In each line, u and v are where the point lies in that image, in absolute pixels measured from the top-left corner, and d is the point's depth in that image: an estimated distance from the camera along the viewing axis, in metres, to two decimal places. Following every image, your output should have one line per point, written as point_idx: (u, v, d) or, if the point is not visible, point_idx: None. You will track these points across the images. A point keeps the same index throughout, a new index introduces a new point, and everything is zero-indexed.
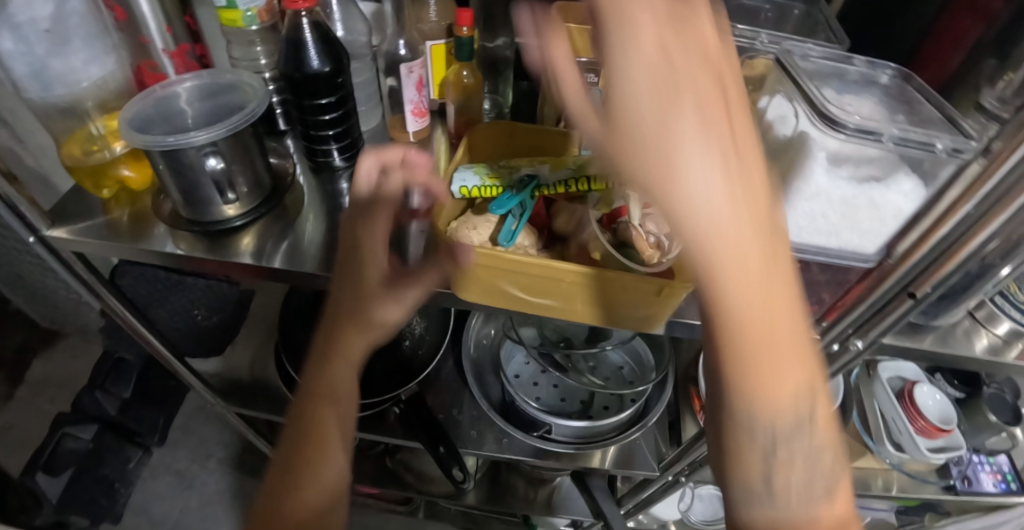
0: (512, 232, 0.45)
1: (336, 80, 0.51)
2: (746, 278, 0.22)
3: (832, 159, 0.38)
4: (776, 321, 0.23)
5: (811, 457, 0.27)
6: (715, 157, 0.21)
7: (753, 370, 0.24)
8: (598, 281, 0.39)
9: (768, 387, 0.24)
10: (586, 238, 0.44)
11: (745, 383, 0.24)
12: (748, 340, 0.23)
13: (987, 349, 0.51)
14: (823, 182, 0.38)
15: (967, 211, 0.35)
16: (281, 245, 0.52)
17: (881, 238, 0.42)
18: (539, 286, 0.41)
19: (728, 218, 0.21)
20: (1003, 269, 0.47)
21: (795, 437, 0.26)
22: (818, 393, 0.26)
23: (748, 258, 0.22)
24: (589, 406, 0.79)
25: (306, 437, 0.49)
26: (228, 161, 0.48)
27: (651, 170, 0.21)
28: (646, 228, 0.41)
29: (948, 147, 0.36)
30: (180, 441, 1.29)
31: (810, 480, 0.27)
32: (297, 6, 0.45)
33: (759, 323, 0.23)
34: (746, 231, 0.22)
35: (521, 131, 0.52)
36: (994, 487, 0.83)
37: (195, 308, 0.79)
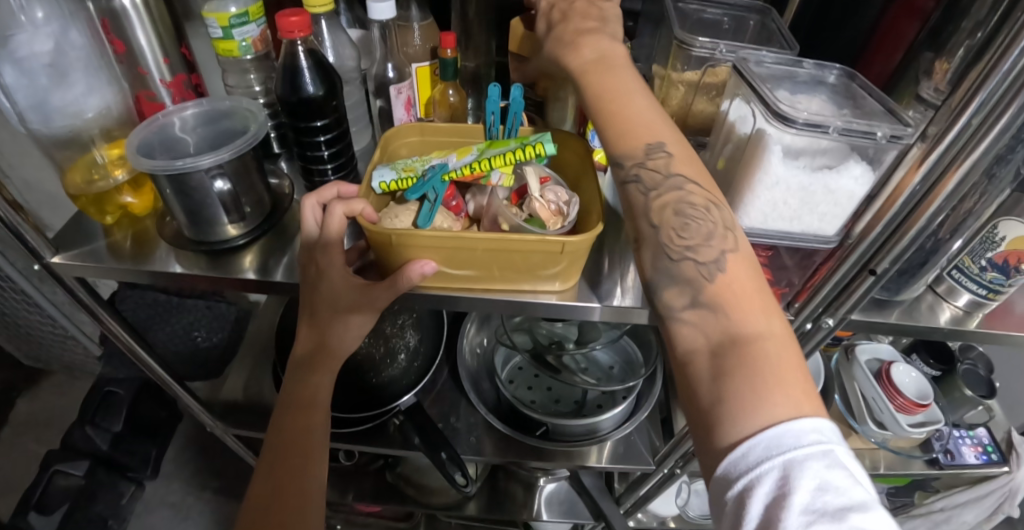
0: (430, 213, 0.47)
1: (330, 103, 0.54)
2: (597, 64, 0.44)
3: (788, 151, 0.41)
4: (623, 86, 0.43)
5: (688, 218, 0.38)
6: (575, 21, 0.47)
7: (616, 117, 0.42)
8: (507, 248, 0.43)
9: (629, 132, 0.41)
10: (497, 213, 0.47)
11: (611, 123, 0.42)
12: (605, 95, 0.42)
13: (951, 320, 0.55)
14: (781, 172, 0.41)
15: (913, 190, 0.41)
16: (282, 259, 0.55)
17: (840, 222, 0.45)
18: (458, 259, 0.45)
19: (578, 36, 0.46)
20: (953, 242, 0.52)
21: (667, 190, 0.39)
22: (677, 158, 0.40)
23: (595, 56, 0.44)
24: (582, 406, 0.80)
25: (287, 438, 0.56)
26: (233, 182, 0.51)
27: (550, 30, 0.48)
28: (546, 198, 0.48)
29: (887, 135, 0.39)
30: (173, 473, 1.23)
31: (700, 242, 0.37)
32: (293, 36, 0.49)
33: (609, 85, 0.43)
34: (592, 40, 0.45)
35: (438, 131, 0.54)
36: (976, 458, 0.88)
37: (194, 329, 0.85)
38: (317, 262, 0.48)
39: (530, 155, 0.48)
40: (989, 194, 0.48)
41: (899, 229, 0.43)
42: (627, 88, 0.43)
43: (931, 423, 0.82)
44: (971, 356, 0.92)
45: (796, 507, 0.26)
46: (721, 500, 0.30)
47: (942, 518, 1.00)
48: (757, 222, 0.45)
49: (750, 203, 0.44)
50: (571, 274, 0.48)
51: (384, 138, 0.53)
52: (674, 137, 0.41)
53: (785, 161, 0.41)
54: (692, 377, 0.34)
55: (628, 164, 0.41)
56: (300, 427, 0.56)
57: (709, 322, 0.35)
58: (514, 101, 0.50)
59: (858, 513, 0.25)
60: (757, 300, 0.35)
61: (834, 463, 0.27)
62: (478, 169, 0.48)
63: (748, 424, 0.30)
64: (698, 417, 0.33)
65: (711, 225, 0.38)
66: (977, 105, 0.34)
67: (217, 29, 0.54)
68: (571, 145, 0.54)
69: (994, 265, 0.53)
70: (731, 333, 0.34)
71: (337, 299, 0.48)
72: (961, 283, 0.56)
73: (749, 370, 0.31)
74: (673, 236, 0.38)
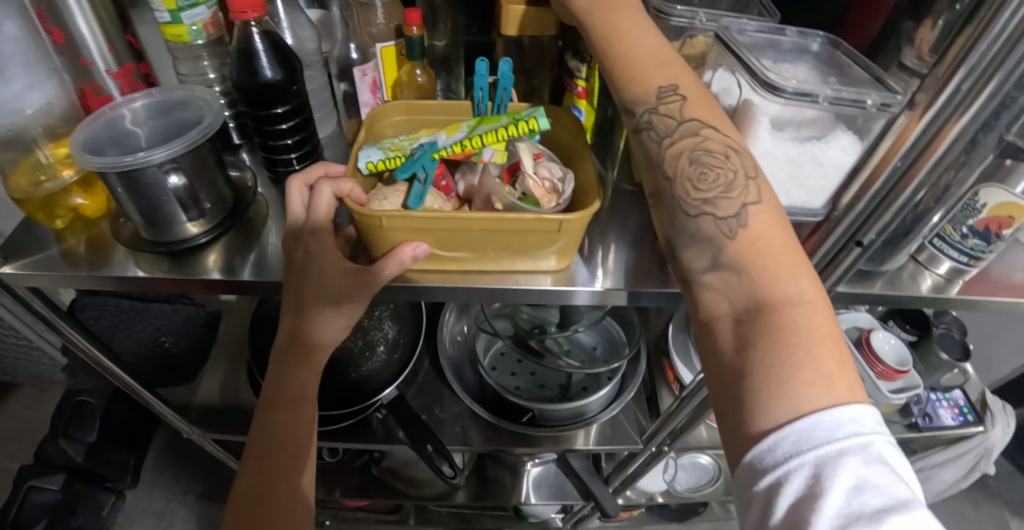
0: (421, 194, 0.43)
1: (292, 88, 0.51)
2: (589, 17, 0.41)
3: (775, 124, 0.41)
4: (624, 27, 0.40)
5: (699, 157, 0.35)
6: None
7: (622, 63, 0.39)
8: (503, 230, 0.41)
9: (638, 76, 0.38)
10: (490, 192, 0.44)
11: (619, 71, 0.39)
12: (608, 37, 0.39)
13: (933, 288, 0.56)
14: (769, 144, 0.41)
15: (895, 165, 0.41)
16: (248, 257, 0.52)
17: (826, 193, 0.45)
18: (451, 240, 0.43)
19: None
20: (934, 212, 0.52)
21: (683, 128, 0.36)
22: (684, 96, 0.37)
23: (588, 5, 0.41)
24: (567, 389, 0.78)
25: (274, 438, 0.53)
26: (190, 177, 0.48)
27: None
28: (540, 175, 0.44)
29: (876, 102, 0.39)
30: (154, 480, 1.20)
31: (724, 189, 0.34)
32: (246, 17, 0.46)
33: (605, 30, 0.40)
34: None
35: (424, 108, 0.51)
36: (953, 420, 0.91)
37: (161, 334, 0.82)
38: (306, 246, 0.45)
39: (523, 131, 0.45)
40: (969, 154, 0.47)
41: (881, 202, 0.43)
42: (638, 34, 0.40)
43: (911, 388, 0.82)
44: (946, 320, 0.94)
45: (829, 511, 0.22)
46: (749, 496, 0.26)
47: (922, 478, 1.02)
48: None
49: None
50: (567, 253, 0.45)
51: (369, 117, 0.49)
52: (687, 77, 0.38)
53: (770, 133, 0.41)
54: (715, 355, 0.30)
55: (638, 111, 0.38)
56: (288, 430, 0.54)
57: (732, 284, 0.31)
58: (503, 75, 0.47)
59: (897, 514, 0.21)
60: (786, 259, 0.31)
61: (872, 459, 0.24)
62: (468, 146, 0.44)
63: (777, 413, 0.26)
64: (721, 408, 0.29)
65: (742, 172, 0.34)
66: (967, 71, 0.34)
67: (164, 13, 0.50)
68: (561, 121, 0.50)
69: (975, 231, 0.54)
70: (763, 296, 0.29)
71: (327, 287, 0.45)
72: (942, 250, 0.56)
73: (776, 347, 0.27)
74: (690, 188, 0.34)
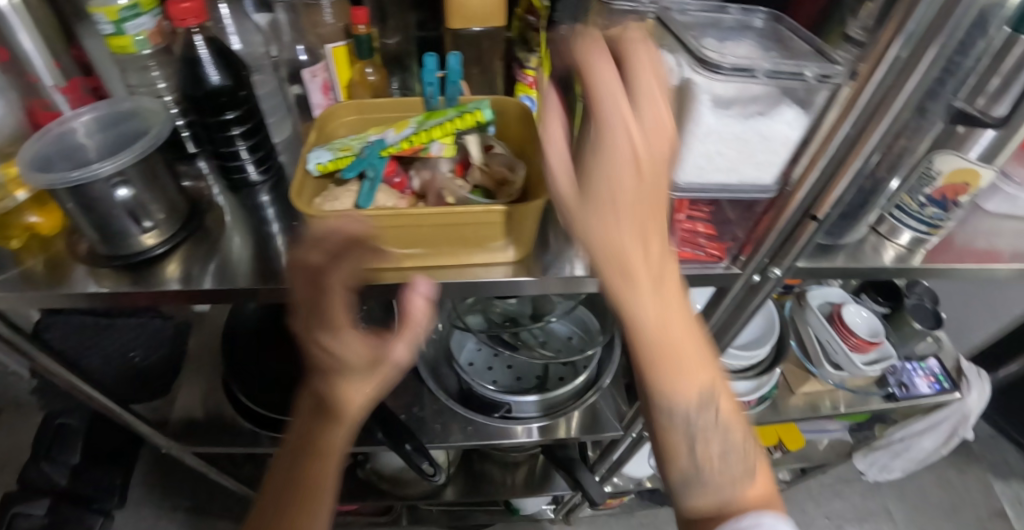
0: (371, 191, 0.43)
1: (240, 94, 0.50)
2: (645, 311, 0.30)
3: (717, 103, 0.39)
4: (671, 317, 0.31)
5: (720, 438, 0.35)
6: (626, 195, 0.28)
7: (667, 365, 0.32)
8: (455, 224, 0.41)
9: (676, 368, 0.32)
10: (441, 187, 0.44)
11: (652, 363, 0.32)
12: (657, 344, 0.31)
13: (897, 259, 0.57)
14: (712, 123, 0.40)
15: (846, 133, 0.41)
16: (207, 266, 0.52)
17: (777, 169, 0.45)
18: (404, 238, 0.43)
19: (621, 213, 0.29)
20: (890, 180, 0.52)
21: (701, 414, 0.34)
22: (716, 387, 0.34)
23: (647, 297, 0.30)
24: (544, 381, 0.79)
25: None
26: (139, 189, 0.47)
27: (591, 220, 0.29)
28: (491, 166, 0.45)
29: (816, 74, 0.38)
30: (142, 498, 1.18)
31: (726, 456, 0.36)
32: (188, 24, 0.45)
33: (657, 325, 0.31)
34: (641, 254, 0.29)
35: (376, 107, 0.51)
36: (929, 388, 0.92)
37: (130, 349, 0.72)
38: (316, 338, 0.35)
39: (470, 124, 0.44)
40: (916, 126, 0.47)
41: (831, 177, 0.44)
42: (663, 334, 0.31)
43: (885, 360, 0.82)
44: (917, 291, 0.96)
45: None
46: None
47: (903, 447, 1.06)
48: (693, 177, 0.44)
49: (684, 158, 0.43)
50: (524, 242, 0.46)
51: (320, 118, 0.49)
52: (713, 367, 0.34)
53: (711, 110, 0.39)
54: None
55: (673, 416, 0.34)
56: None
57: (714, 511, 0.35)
58: (453, 70, 0.48)
59: None
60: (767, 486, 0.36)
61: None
62: (415, 142, 0.44)
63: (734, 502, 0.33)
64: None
65: (730, 439, 0.36)
66: (905, 38, 0.34)
67: (107, 24, 0.50)
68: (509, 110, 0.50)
69: (932, 201, 0.55)
70: (730, 507, 0.35)
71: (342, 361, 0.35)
72: (902, 221, 0.57)
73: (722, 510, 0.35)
74: (708, 459, 0.35)
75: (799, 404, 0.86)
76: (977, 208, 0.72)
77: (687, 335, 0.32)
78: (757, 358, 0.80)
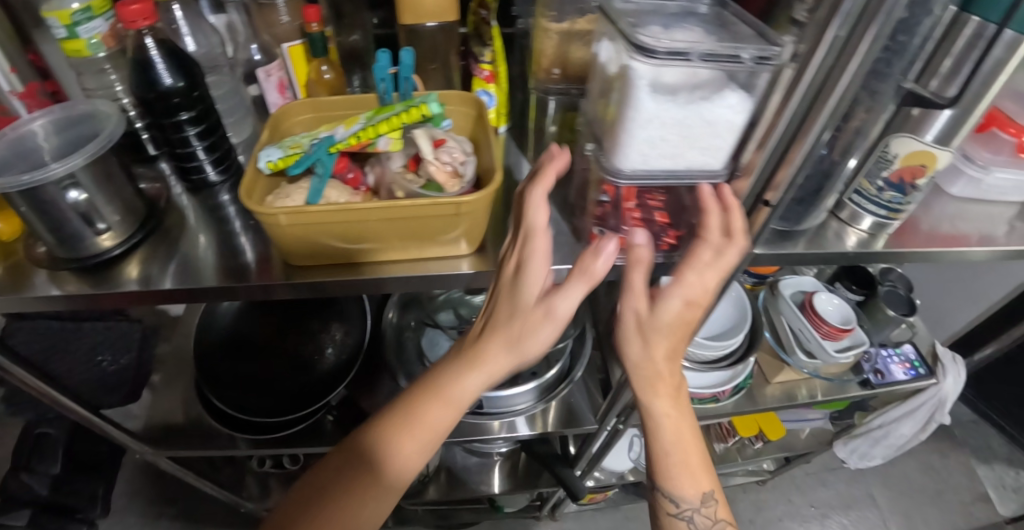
0: (320, 187, 0.43)
1: (194, 94, 0.50)
2: (665, 434, 0.51)
3: (655, 86, 0.37)
4: (684, 437, 0.52)
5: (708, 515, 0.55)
6: (666, 412, 0.49)
7: (671, 468, 0.53)
8: (403, 217, 0.41)
9: (680, 475, 0.53)
10: (391, 183, 0.44)
11: (667, 472, 0.53)
12: (672, 450, 0.52)
13: (859, 244, 0.58)
14: (652, 108, 0.37)
15: (795, 111, 0.40)
16: (167, 267, 0.52)
17: (725, 154, 0.42)
18: (354, 232, 0.43)
19: (665, 434, 0.51)
20: (848, 162, 0.51)
21: (697, 496, 0.55)
22: (711, 481, 0.55)
23: (667, 431, 0.51)
24: (517, 376, 0.78)
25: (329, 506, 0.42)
26: (93, 191, 0.47)
27: (638, 372, 0.47)
28: (441, 159, 0.44)
29: (753, 56, 0.36)
30: (125, 507, 1.17)
31: None
32: (138, 26, 0.45)
33: (670, 438, 0.51)
34: (674, 421, 0.50)
35: (332, 105, 0.51)
36: (904, 374, 0.93)
37: (98, 352, 0.78)
38: (515, 280, 0.40)
39: (416, 118, 0.45)
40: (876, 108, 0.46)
41: (781, 162, 0.44)
42: (669, 431, 0.51)
43: (857, 346, 0.83)
44: (891, 278, 0.97)
45: None
46: None
47: (881, 433, 1.05)
48: (637, 163, 0.41)
49: (626, 143, 0.40)
50: (477, 234, 0.46)
51: (273, 118, 0.49)
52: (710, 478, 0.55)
53: (651, 94, 0.37)
54: None
55: (681, 505, 0.55)
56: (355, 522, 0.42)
57: None
58: (405, 65, 0.47)
59: None
60: None
61: None
62: (363, 137, 0.44)
63: None
64: None
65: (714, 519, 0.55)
66: (842, 19, 0.34)
67: (59, 28, 0.49)
68: (462, 104, 0.50)
69: (890, 184, 0.55)
70: None
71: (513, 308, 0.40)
72: (861, 206, 0.58)
73: None
74: None
75: (777, 393, 0.87)
76: (942, 192, 0.73)
77: (684, 436, 0.52)
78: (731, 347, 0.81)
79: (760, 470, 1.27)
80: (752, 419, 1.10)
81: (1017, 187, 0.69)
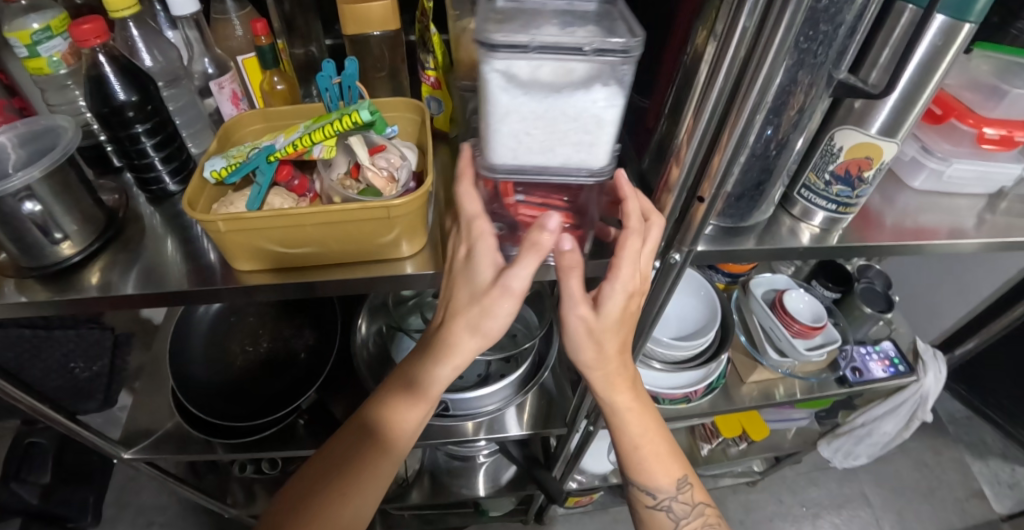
0: (261, 194, 0.44)
1: (148, 107, 0.51)
2: (632, 428, 0.55)
3: (507, 78, 0.33)
4: (650, 428, 0.56)
5: (685, 504, 0.58)
6: (627, 404, 0.53)
7: (642, 459, 0.57)
8: (337, 222, 0.43)
9: (653, 465, 0.57)
10: (328, 191, 0.45)
11: (638, 464, 0.57)
12: (639, 440, 0.56)
13: (813, 239, 0.58)
14: (503, 101, 0.34)
15: (718, 96, 0.40)
16: (128, 274, 0.53)
17: (607, 151, 0.38)
18: (294, 237, 0.44)
19: (629, 427, 0.54)
20: (798, 140, 0.49)
21: (674, 484, 0.58)
22: (684, 468, 0.58)
23: (632, 422, 0.54)
24: (485, 379, 0.79)
25: (347, 470, 0.51)
26: (48, 202, 0.48)
27: (592, 368, 0.50)
28: (377, 165, 0.46)
29: (596, 47, 0.32)
30: (114, 517, 1.18)
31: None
32: (91, 44, 0.46)
33: (638, 431, 0.55)
34: (637, 414, 0.54)
35: (280, 114, 0.52)
36: (884, 372, 0.91)
37: (70, 360, 0.74)
38: (467, 259, 0.42)
39: (348, 126, 0.44)
40: (814, 102, 0.46)
41: (711, 154, 0.43)
42: (633, 422, 0.54)
43: (829, 343, 0.83)
44: (869, 274, 0.96)
45: None
46: None
47: (865, 432, 1.04)
48: (506, 158, 0.38)
49: (491, 137, 0.37)
50: (416, 236, 0.47)
51: (223, 129, 0.51)
52: (680, 465, 0.58)
53: (504, 88, 0.33)
54: None
55: (660, 494, 0.58)
56: (366, 485, 0.51)
57: None
58: (348, 75, 0.48)
59: None
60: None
61: None
62: (298, 145, 0.45)
63: None
64: None
65: (692, 503, 0.58)
66: (751, 6, 0.34)
67: (20, 48, 0.51)
68: (406, 111, 0.52)
69: (836, 178, 0.55)
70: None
71: (473, 286, 0.42)
72: (811, 201, 0.58)
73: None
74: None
75: (753, 394, 0.86)
76: (905, 187, 0.72)
77: (648, 426, 0.55)
78: (701, 346, 0.81)
79: (750, 471, 1.26)
80: (735, 419, 1.10)
81: (980, 178, 0.69)
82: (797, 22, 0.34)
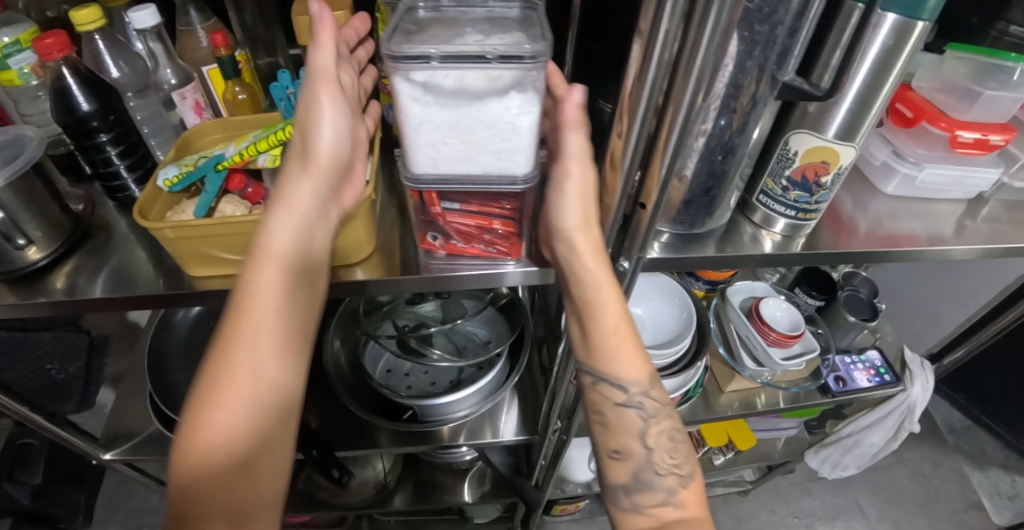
0: (209, 202, 0.45)
1: (111, 118, 0.53)
2: (609, 299, 0.48)
3: (420, 87, 0.34)
4: (618, 304, 0.50)
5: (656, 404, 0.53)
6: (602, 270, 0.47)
7: (613, 344, 0.51)
8: None
9: (624, 351, 0.52)
10: None
11: (610, 352, 0.52)
12: (613, 319, 0.50)
13: (776, 246, 0.57)
14: (416, 111, 0.35)
15: (648, 98, 0.39)
16: (94, 278, 0.54)
17: (527, 159, 0.39)
18: (240, 243, 0.45)
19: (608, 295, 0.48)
20: (753, 132, 0.47)
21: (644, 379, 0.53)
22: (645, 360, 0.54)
23: (608, 290, 0.48)
24: (458, 382, 0.80)
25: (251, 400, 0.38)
26: (11, 209, 0.49)
27: (574, 227, 0.45)
28: None
29: (498, 55, 0.33)
30: (106, 518, 1.19)
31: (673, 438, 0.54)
32: (54, 57, 0.48)
33: (614, 303, 0.49)
34: (609, 284, 0.48)
35: (239, 124, 0.54)
36: (870, 381, 0.89)
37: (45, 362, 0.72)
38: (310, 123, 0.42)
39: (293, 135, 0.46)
40: (759, 105, 0.45)
41: (649, 158, 0.43)
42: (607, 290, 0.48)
43: (808, 352, 0.82)
44: (854, 283, 0.95)
45: None
46: None
47: (852, 442, 1.03)
48: (428, 167, 0.40)
49: (411, 147, 0.38)
50: (361, 242, 0.49)
51: (181, 139, 0.52)
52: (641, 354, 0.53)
53: (417, 98, 0.34)
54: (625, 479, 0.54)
55: (634, 390, 0.53)
56: (278, 412, 0.39)
57: (669, 442, 0.53)
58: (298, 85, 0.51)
59: None
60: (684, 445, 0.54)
61: None
62: (244, 154, 0.46)
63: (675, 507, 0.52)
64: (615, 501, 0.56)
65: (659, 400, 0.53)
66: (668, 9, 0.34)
67: None
68: None
69: (793, 183, 0.54)
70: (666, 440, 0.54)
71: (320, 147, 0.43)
72: (770, 207, 0.57)
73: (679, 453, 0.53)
74: (663, 444, 0.53)
75: (732, 402, 0.86)
76: (879, 192, 0.71)
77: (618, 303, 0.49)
78: (676, 354, 0.80)
79: (741, 480, 1.24)
80: (721, 428, 1.08)
81: (956, 183, 0.68)
82: (716, 25, 0.33)
